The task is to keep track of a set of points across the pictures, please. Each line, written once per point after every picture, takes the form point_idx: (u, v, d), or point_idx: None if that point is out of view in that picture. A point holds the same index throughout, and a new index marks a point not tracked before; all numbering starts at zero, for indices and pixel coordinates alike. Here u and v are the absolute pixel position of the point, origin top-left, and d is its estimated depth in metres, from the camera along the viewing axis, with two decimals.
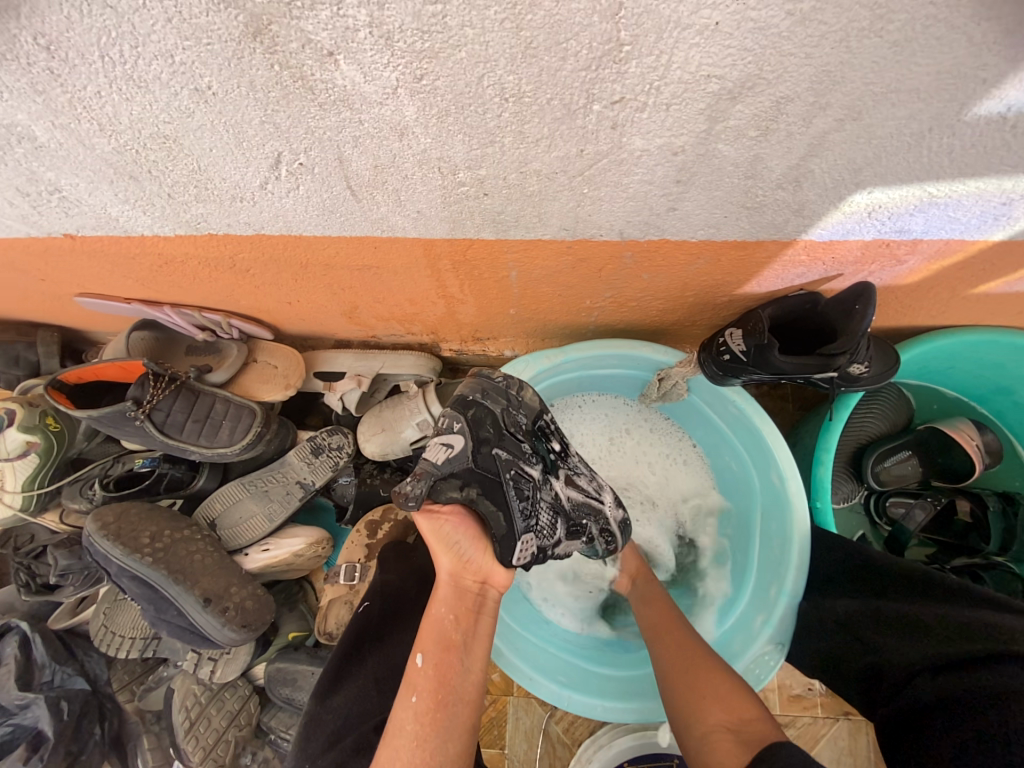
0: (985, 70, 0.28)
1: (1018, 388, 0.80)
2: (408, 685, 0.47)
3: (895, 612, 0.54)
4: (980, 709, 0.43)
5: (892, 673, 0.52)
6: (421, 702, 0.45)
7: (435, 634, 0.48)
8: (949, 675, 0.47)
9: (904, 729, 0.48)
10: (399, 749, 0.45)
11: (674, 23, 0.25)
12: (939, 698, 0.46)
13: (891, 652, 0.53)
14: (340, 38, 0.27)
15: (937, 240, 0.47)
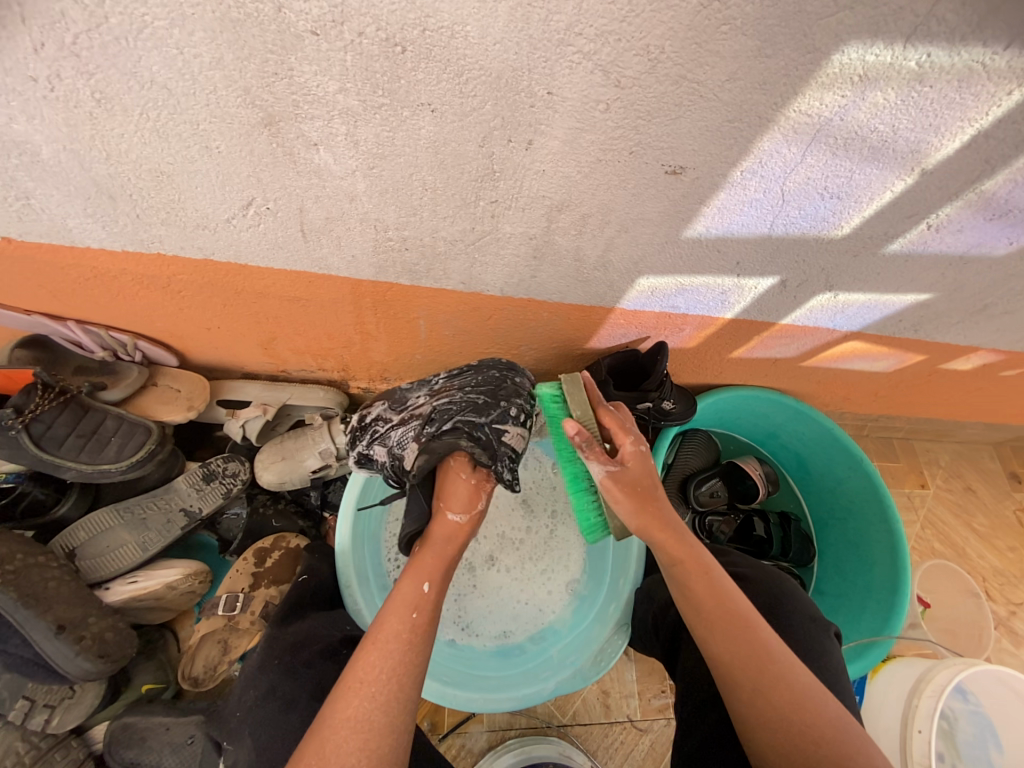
0: (684, 214, 0.53)
1: (780, 433, 1.13)
2: (406, 602, 0.53)
3: None
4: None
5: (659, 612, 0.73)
6: (423, 616, 0.53)
7: (437, 563, 0.58)
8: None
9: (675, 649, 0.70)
10: (392, 653, 0.49)
11: (523, 167, 0.47)
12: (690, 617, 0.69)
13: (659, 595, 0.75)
14: (326, 137, 0.43)
15: (698, 315, 0.74)
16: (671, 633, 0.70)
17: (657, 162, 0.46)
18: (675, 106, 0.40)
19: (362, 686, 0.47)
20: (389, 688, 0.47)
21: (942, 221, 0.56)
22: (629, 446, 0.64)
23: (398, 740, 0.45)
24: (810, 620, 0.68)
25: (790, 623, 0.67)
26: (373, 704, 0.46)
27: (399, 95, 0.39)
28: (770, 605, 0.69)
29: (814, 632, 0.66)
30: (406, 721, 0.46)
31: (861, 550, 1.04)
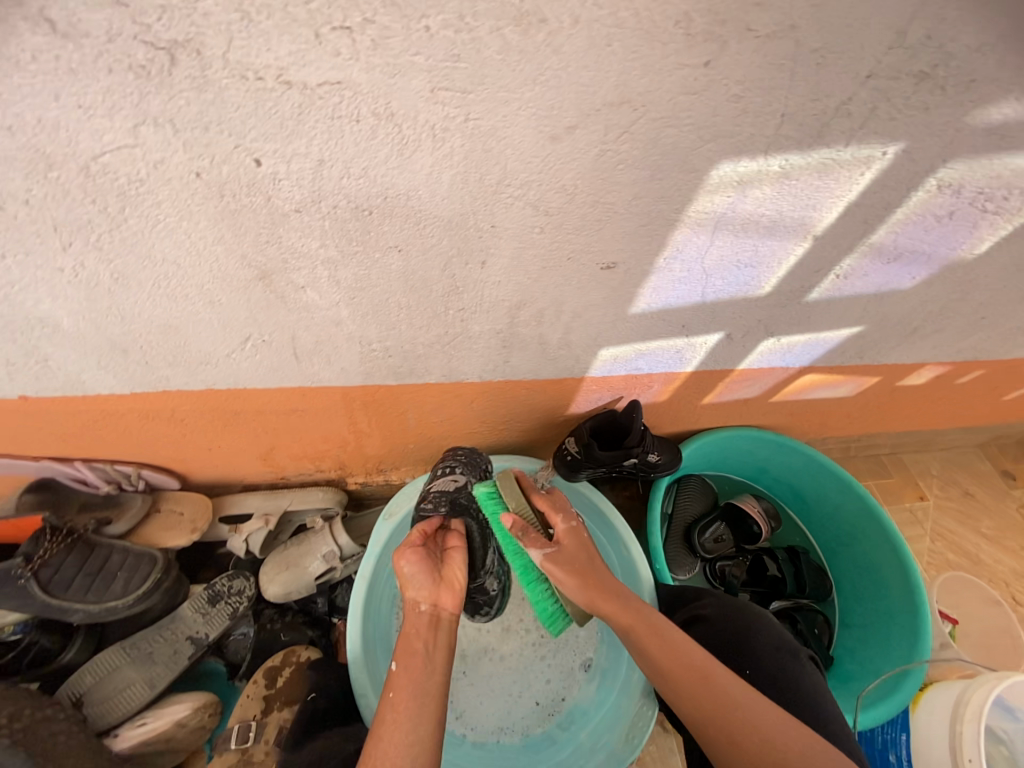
0: (625, 296, 0.61)
1: (768, 467, 1.17)
2: (386, 685, 0.53)
3: None
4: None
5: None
6: (399, 693, 0.51)
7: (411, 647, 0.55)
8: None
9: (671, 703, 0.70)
10: (379, 740, 0.48)
11: (481, 281, 0.55)
12: None
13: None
14: (312, 281, 0.51)
15: (662, 373, 0.81)
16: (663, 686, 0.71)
17: (593, 262, 0.54)
18: (597, 221, 0.49)
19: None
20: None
21: (846, 271, 0.65)
22: (561, 525, 0.64)
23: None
24: (776, 647, 0.66)
25: (756, 656, 0.65)
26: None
27: (371, 243, 0.48)
28: (735, 641, 0.67)
29: (781, 661, 0.64)
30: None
31: (873, 574, 1.04)
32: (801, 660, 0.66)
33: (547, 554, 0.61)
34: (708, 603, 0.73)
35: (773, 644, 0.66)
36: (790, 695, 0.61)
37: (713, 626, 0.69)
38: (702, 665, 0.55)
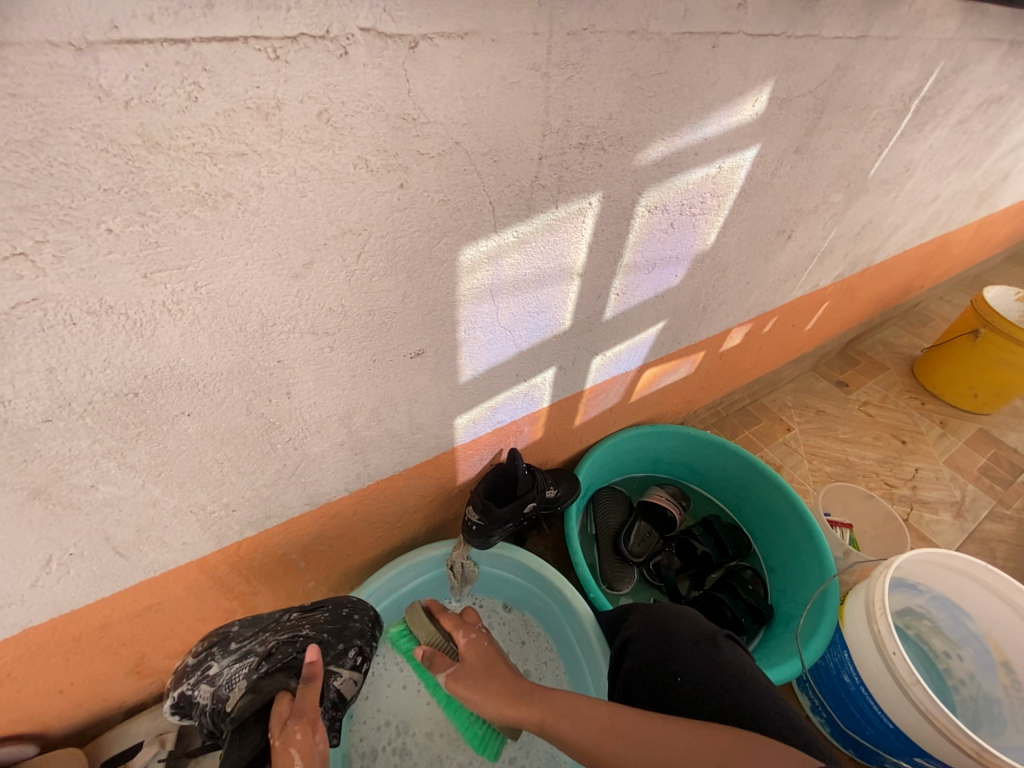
0: (447, 371, 0.65)
1: (660, 455, 1.27)
2: None
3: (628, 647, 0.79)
4: (633, 696, 0.68)
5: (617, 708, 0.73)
6: None
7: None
8: (620, 684, 0.72)
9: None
10: None
11: (297, 408, 0.55)
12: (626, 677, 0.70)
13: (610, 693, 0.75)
14: (102, 476, 0.47)
15: (523, 416, 0.86)
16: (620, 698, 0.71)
17: (399, 356, 0.58)
18: (382, 324, 0.53)
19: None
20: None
21: (623, 289, 0.76)
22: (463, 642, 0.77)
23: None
24: (694, 640, 0.68)
25: (682, 656, 0.66)
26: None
27: (153, 419, 0.46)
28: (663, 653, 0.68)
29: (704, 651, 0.66)
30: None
31: (772, 514, 1.15)
32: (720, 641, 0.68)
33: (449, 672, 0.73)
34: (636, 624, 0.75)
35: (692, 637, 0.69)
36: (721, 678, 0.62)
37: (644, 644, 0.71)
38: (616, 721, 0.56)
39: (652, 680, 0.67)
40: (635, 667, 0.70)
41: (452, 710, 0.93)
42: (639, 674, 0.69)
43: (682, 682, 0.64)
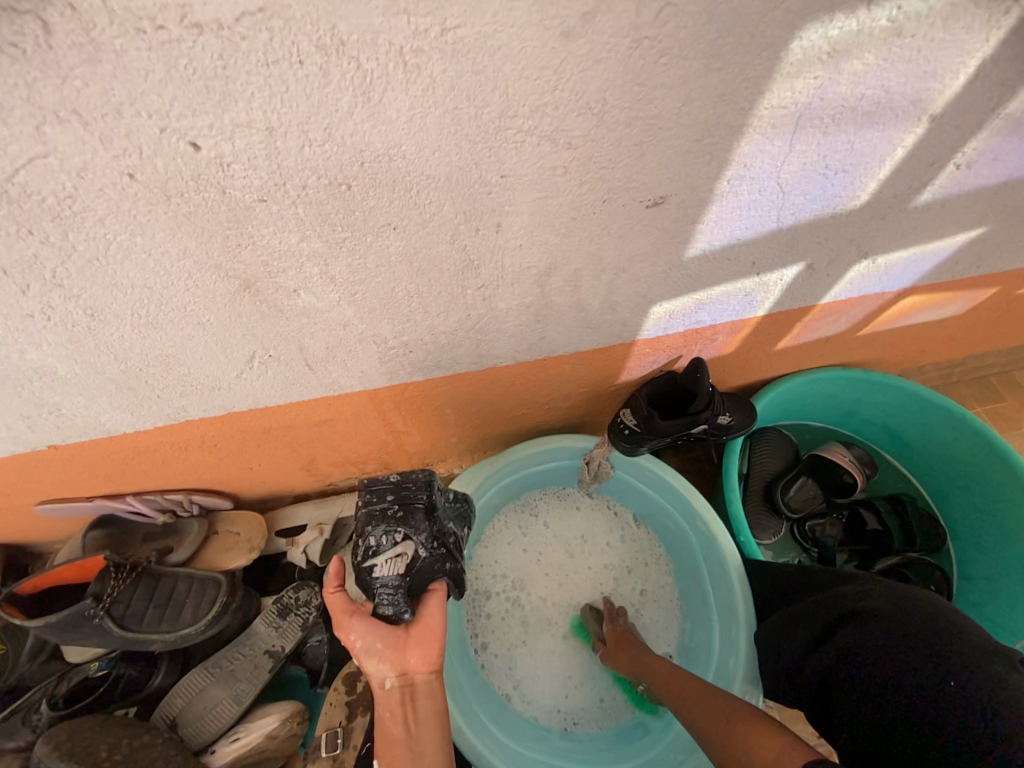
0: (678, 239, 0.49)
1: (857, 409, 1.01)
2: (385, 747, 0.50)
3: (788, 607, 0.67)
4: (846, 666, 0.53)
5: (795, 668, 0.59)
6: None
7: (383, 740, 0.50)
8: (827, 647, 0.56)
9: (829, 721, 0.54)
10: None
11: (499, 249, 0.45)
12: (836, 647, 0.55)
13: (787, 648, 0.62)
14: (303, 282, 0.44)
15: (727, 322, 0.69)
16: (811, 666, 0.58)
17: (635, 203, 0.43)
18: (637, 146, 0.38)
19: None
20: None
21: (972, 157, 0.49)
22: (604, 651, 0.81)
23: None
24: (992, 653, 0.46)
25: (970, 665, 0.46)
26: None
27: (359, 225, 0.39)
28: (919, 642, 0.49)
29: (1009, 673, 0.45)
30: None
31: (1000, 519, 0.89)
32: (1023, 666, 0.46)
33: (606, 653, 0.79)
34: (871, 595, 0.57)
35: (988, 648, 0.47)
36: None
37: (891, 622, 0.52)
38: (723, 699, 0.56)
39: (901, 669, 0.48)
40: (869, 641, 0.52)
41: (558, 585, 0.93)
42: (870, 652, 0.52)
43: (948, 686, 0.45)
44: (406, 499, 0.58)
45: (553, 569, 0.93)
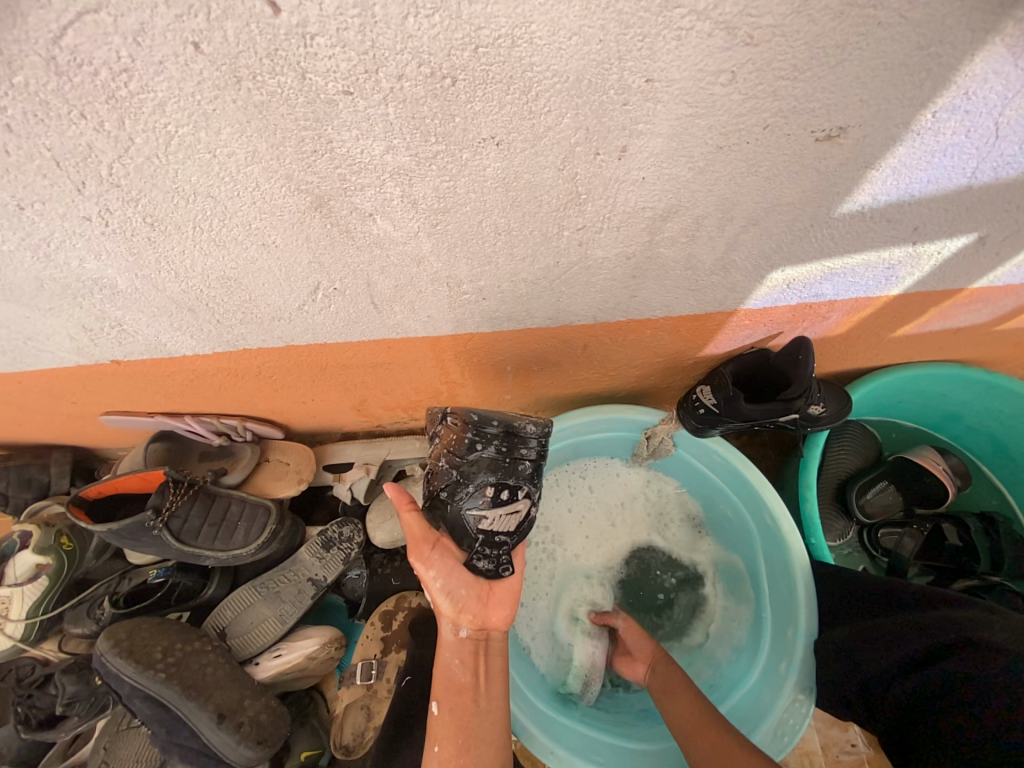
0: (838, 187, 0.39)
1: (964, 414, 0.88)
2: (443, 710, 0.58)
3: (871, 624, 0.60)
4: (957, 700, 0.48)
5: (877, 684, 0.56)
6: (459, 719, 0.56)
7: (447, 678, 0.58)
8: (925, 673, 0.51)
9: (910, 737, 0.52)
10: (449, 748, 0.56)
11: (615, 181, 0.37)
12: (948, 679, 0.49)
13: (870, 664, 0.58)
14: (381, 205, 0.37)
15: (851, 298, 0.58)
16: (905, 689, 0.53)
17: (804, 132, 0.33)
18: (837, 48, 0.28)
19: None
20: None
21: None
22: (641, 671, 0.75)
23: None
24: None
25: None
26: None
27: (456, 136, 0.32)
28: None
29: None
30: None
31: None
32: None
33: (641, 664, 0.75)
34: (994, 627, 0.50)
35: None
36: None
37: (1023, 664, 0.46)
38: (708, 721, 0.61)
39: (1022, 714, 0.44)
40: (988, 679, 0.47)
41: (597, 556, 0.90)
42: (986, 691, 0.46)
43: None
44: (512, 449, 0.53)
45: (593, 540, 0.90)
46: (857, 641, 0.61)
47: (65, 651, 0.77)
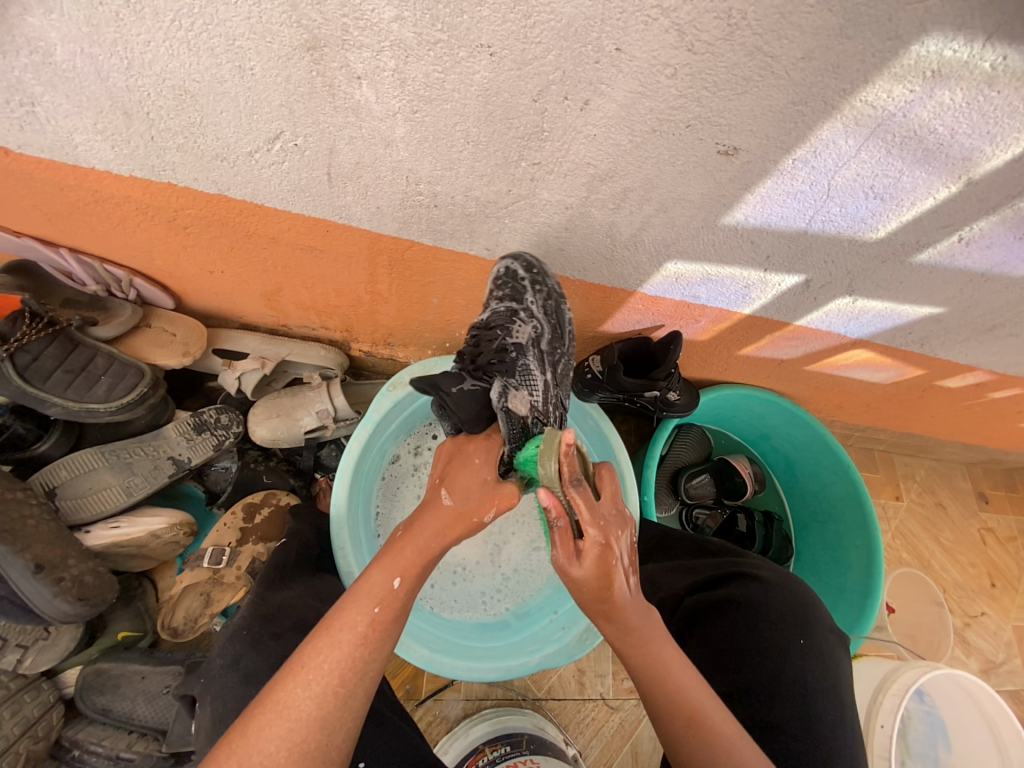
0: (724, 198, 0.52)
1: (771, 434, 1.14)
2: (371, 593, 0.49)
3: (677, 562, 0.76)
4: (739, 611, 0.63)
5: (669, 600, 0.71)
6: (387, 612, 0.49)
7: (418, 556, 0.53)
8: (708, 590, 0.67)
9: (682, 635, 0.68)
10: (341, 645, 0.46)
11: (574, 129, 0.45)
12: (732, 593, 0.65)
13: (671, 587, 0.72)
14: (371, 71, 0.41)
15: (717, 307, 0.74)
16: (702, 603, 0.67)
17: (713, 140, 0.45)
18: (743, 81, 0.39)
19: (302, 673, 0.44)
20: (329, 679, 0.44)
21: (974, 235, 0.55)
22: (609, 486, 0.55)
23: (326, 734, 0.43)
24: (832, 631, 0.64)
25: (817, 635, 0.62)
26: (334, 657, 0.45)
27: (459, 32, 0.37)
28: (794, 611, 0.63)
29: (832, 644, 0.63)
30: (347, 693, 0.45)
31: (837, 553, 1.06)
32: (838, 643, 0.64)
33: (566, 560, 0.52)
34: (760, 566, 0.70)
35: (828, 628, 0.64)
36: (829, 675, 0.60)
37: (775, 589, 0.65)
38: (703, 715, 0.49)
39: (769, 622, 0.62)
40: (758, 597, 0.64)
41: None
42: (752, 604, 0.63)
43: (802, 647, 0.60)
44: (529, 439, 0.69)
45: None
46: (661, 572, 0.76)
47: None
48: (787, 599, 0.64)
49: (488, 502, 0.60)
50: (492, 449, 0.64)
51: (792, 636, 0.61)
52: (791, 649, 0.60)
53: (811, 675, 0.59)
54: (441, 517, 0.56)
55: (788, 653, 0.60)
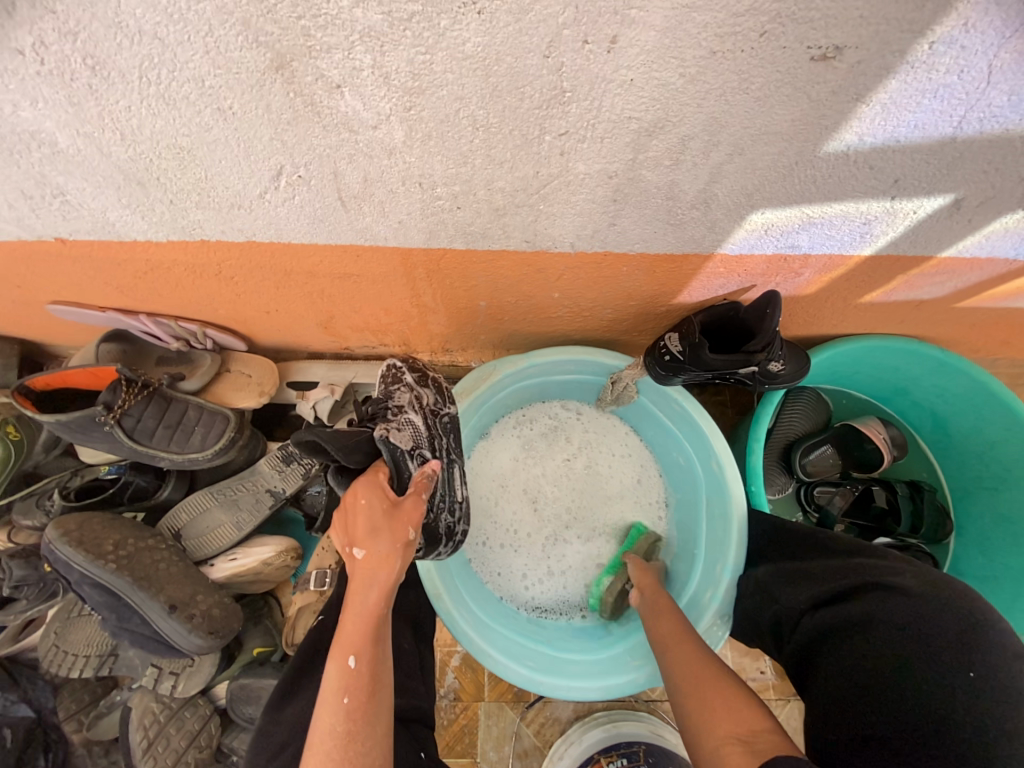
0: (825, 119, 0.38)
1: (911, 388, 0.93)
2: (336, 688, 0.48)
3: (794, 566, 0.64)
4: (863, 633, 0.51)
5: (789, 616, 0.60)
6: (355, 698, 0.47)
7: (364, 623, 0.50)
8: (828, 608, 0.56)
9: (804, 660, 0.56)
10: (329, 753, 0.45)
11: (601, 80, 0.35)
12: (855, 614, 0.53)
13: (788, 600, 0.61)
14: (348, 75, 0.35)
15: (823, 255, 0.59)
16: (820, 624, 0.55)
17: (799, 42, 0.32)
18: None
19: None
20: None
21: None
22: None
23: None
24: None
25: (996, 666, 0.46)
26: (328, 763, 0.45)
27: None
28: (954, 633, 0.48)
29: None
30: None
31: (1016, 526, 0.85)
32: None
33: None
34: (902, 572, 0.54)
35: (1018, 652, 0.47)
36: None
37: (921, 603, 0.50)
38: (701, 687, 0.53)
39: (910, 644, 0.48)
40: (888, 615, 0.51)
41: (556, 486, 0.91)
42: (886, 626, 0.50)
43: (972, 681, 0.45)
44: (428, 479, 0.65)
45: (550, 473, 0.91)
46: (777, 581, 0.64)
47: (14, 540, 0.81)
48: (941, 614, 0.49)
49: (399, 529, 0.54)
50: (375, 485, 0.57)
51: (953, 666, 0.46)
52: (951, 683, 0.45)
53: (991, 721, 0.43)
54: (366, 577, 0.52)
55: (947, 688, 0.45)
